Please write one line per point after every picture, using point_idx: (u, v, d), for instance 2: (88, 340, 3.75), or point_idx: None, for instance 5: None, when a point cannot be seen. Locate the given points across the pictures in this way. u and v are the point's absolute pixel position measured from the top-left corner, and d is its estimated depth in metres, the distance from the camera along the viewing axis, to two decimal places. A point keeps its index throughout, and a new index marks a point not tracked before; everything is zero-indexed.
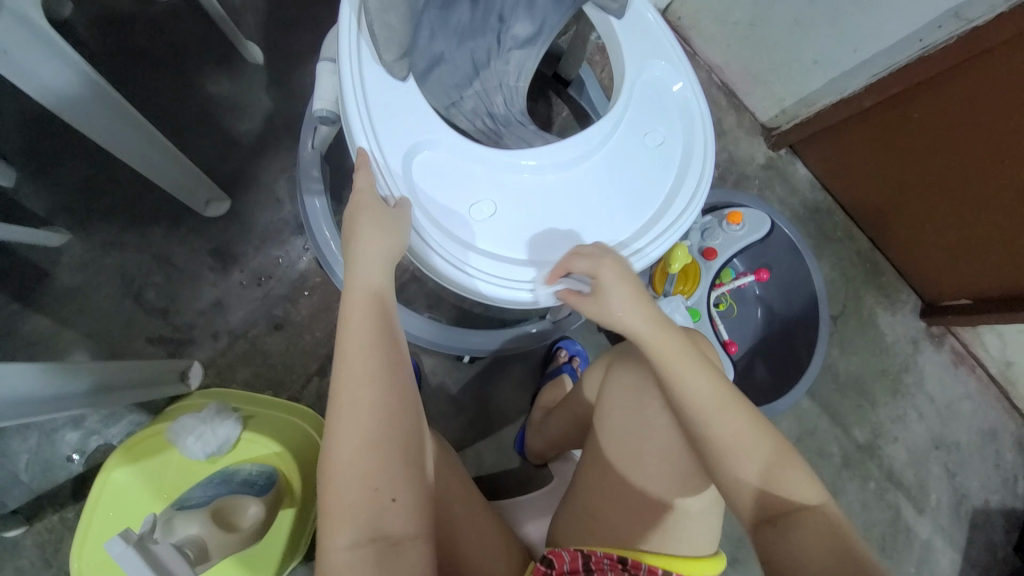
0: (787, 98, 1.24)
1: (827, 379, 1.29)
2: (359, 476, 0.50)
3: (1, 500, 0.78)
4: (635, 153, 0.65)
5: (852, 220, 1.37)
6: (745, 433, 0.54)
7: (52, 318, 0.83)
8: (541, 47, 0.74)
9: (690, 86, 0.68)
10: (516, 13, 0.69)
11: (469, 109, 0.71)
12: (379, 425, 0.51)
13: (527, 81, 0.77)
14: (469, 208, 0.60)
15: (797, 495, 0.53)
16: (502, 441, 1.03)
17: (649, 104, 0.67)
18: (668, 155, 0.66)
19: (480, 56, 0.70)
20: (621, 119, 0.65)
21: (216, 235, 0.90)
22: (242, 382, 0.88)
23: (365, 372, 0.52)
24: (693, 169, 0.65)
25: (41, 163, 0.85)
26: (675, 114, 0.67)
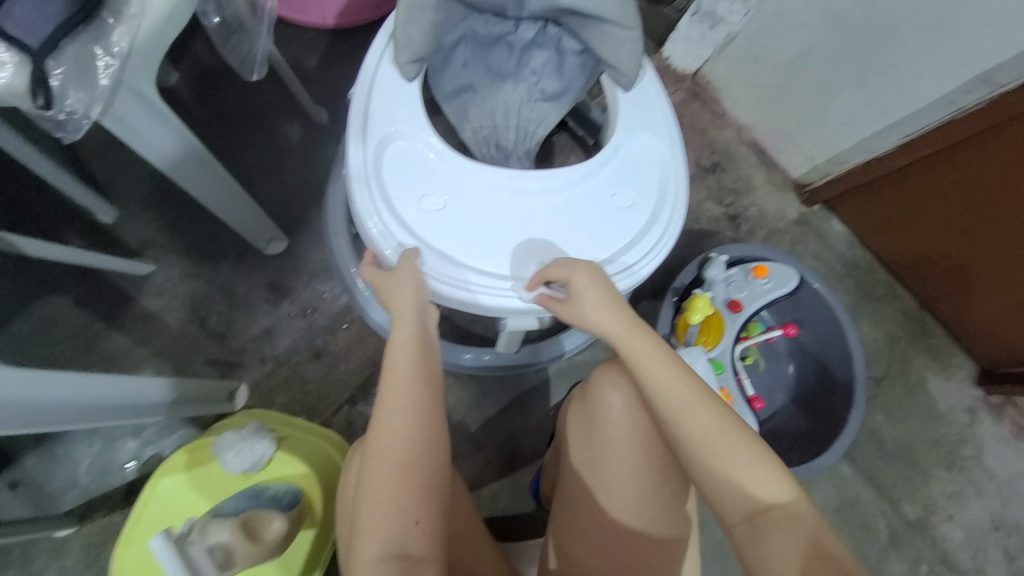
0: (818, 156, 1.26)
1: (870, 445, 1.21)
2: (388, 494, 0.54)
3: (62, 499, 0.87)
4: (595, 204, 0.73)
5: (895, 277, 1.31)
6: (714, 434, 0.56)
7: (129, 337, 0.95)
8: (566, 103, 0.82)
9: (676, 165, 0.75)
10: (547, 71, 0.80)
11: (480, 136, 0.83)
12: (413, 451, 0.56)
13: (548, 130, 0.84)
14: (418, 197, 0.69)
15: (764, 491, 0.54)
16: (518, 483, 1.04)
17: (629, 170, 0.75)
18: (629, 218, 0.72)
19: (512, 103, 0.81)
20: (596, 174, 0.74)
21: (272, 270, 1.01)
22: (281, 405, 0.96)
23: (406, 400, 0.58)
24: (649, 236, 0.72)
25: (139, 204, 1.01)
26: (651, 187, 0.74)
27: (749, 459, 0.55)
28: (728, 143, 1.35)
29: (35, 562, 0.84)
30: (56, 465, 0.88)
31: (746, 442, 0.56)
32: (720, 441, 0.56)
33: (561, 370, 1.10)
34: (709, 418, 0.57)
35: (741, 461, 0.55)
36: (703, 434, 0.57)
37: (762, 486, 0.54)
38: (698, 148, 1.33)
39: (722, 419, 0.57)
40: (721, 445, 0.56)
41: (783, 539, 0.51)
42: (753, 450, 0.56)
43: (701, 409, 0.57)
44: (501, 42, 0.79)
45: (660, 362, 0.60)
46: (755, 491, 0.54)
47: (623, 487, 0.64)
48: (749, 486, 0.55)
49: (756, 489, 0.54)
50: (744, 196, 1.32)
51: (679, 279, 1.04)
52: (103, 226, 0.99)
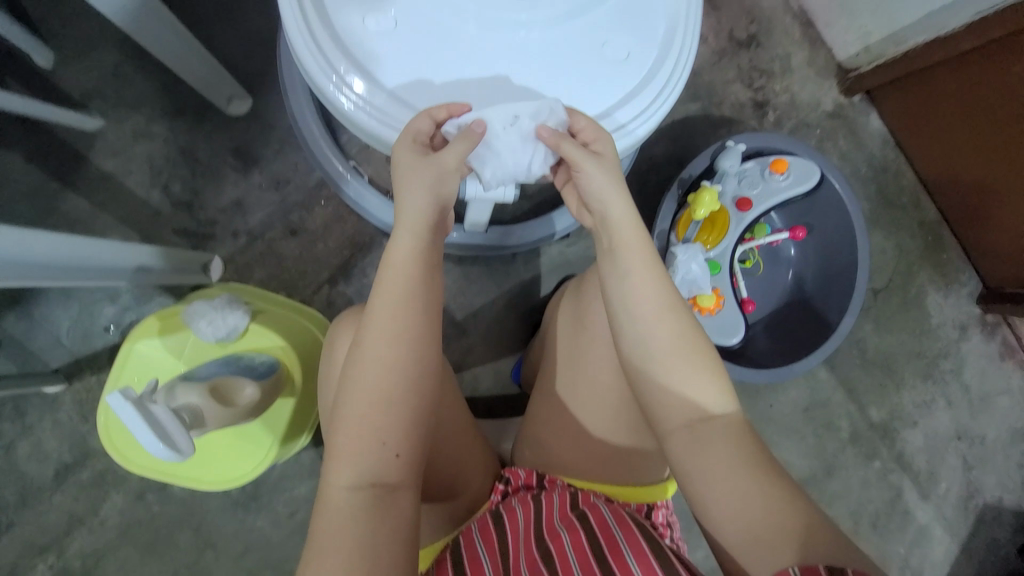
0: (873, 32, 1.08)
1: (852, 354, 1.22)
2: (369, 423, 0.52)
3: (48, 358, 0.88)
4: (581, 53, 0.61)
5: (922, 186, 1.21)
6: (670, 347, 0.57)
7: (88, 200, 0.88)
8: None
9: (688, 13, 0.63)
10: None
11: None
12: (397, 382, 0.53)
13: None
14: (365, 14, 0.57)
15: (706, 403, 0.55)
16: (499, 370, 1.06)
17: (629, 14, 0.62)
18: (620, 74, 0.61)
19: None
20: (589, 13, 0.61)
21: (238, 135, 0.91)
22: (258, 282, 0.93)
23: (391, 332, 0.54)
24: (640, 99, 0.61)
25: (77, 45, 0.87)
26: (652, 39, 0.62)
27: (694, 372, 0.56)
28: (771, 11, 1.14)
29: (31, 413, 0.88)
30: (36, 326, 0.88)
31: (698, 358, 0.57)
32: (682, 352, 0.56)
33: (551, 262, 1.06)
34: (668, 330, 0.57)
35: (689, 374, 0.56)
36: (660, 346, 0.57)
37: (705, 399, 0.55)
38: (734, 16, 1.13)
39: (687, 333, 0.57)
40: (671, 358, 0.56)
41: (719, 450, 0.52)
42: (704, 367, 0.56)
43: (664, 320, 0.57)
44: None
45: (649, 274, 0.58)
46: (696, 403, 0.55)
47: (600, 404, 0.65)
48: (694, 399, 0.55)
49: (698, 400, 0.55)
50: (777, 80, 1.15)
51: (688, 168, 0.94)
52: (38, 69, 0.86)
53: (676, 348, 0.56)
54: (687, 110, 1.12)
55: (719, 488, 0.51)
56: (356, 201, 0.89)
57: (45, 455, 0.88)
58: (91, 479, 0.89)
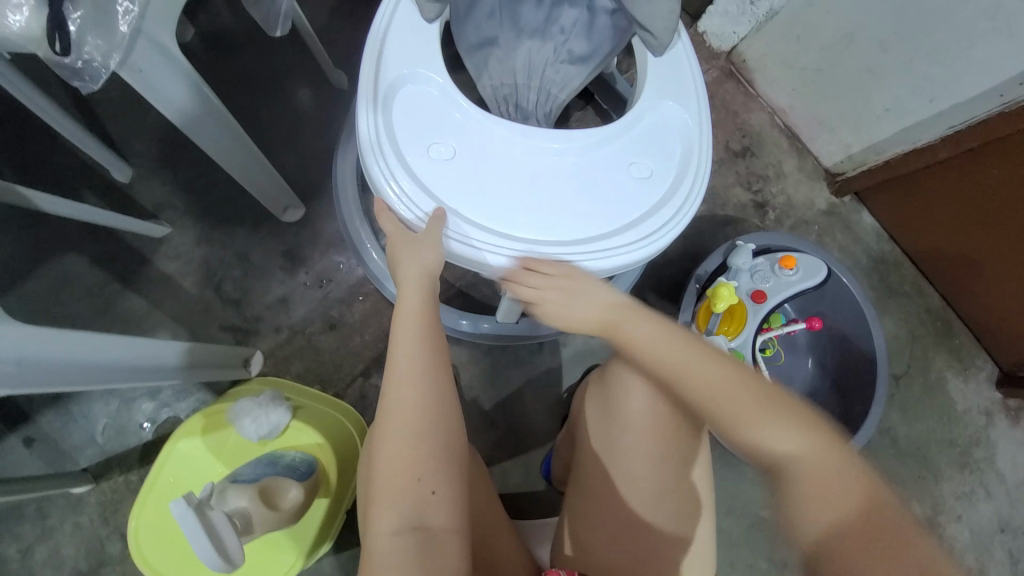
0: (855, 144, 1.20)
1: (884, 444, 1.20)
2: (406, 463, 0.53)
3: (80, 456, 0.88)
4: (611, 171, 0.70)
5: (921, 274, 1.28)
6: (724, 384, 0.54)
7: (144, 299, 0.94)
8: (593, 66, 0.78)
9: (700, 139, 0.72)
10: (576, 30, 0.75)
11: (500, 94, 0.80)
12: (427, 419, 0.54)
13: (571, 95, 0.80)
14: (428, 144, 0.67)
15: (780, 438, 0.49)
16: (527, 463, 1.05)
17: (649, 140, 0.72)
18: (646, 187, 0.70)
19: (536, 61, 0.78)
20: (616, 140, 0.71)
21: (288, 238, 0.99)
22: (294, 375, 0.95)
23: (413, 373, 0.56)
24: (666, 208, 0.69)
25: (153, 164, 0.98)
26: (671, 158, 0.72)
27: (776, 418, 0.50)
28: (761, 126, 1.30)
29: (54, 515, 0.86)
30: (75, 423, 0.89)
31: (754, 386, 0.53)
32: (755, 402, 0.52)
33: (576, 351, 1.09)
34: (717, 372, 0.55)
35: (755, 409, 0.51)
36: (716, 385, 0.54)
37: (792, 448, 0.49)
38: (729, 131, 1.28)
39: (738, 381, 0.54)
40: (727, 393, 0.53)
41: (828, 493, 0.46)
42: (766, 394, 0.52)
43: (721, 385, 0.54)
44: None
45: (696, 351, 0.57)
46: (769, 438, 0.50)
47: (637, 473, 0.64)
48: (766, 438, 0.50)
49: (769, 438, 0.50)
50: (773, 184, 1.27)
51: (702, 266, 1.02)
52: (117, 185, 0.97)
53: (735, 398, 0.52)
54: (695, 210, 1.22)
55: (816, 517, 0.45)
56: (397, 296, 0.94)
57: (60, 562, 0.84)
58: None
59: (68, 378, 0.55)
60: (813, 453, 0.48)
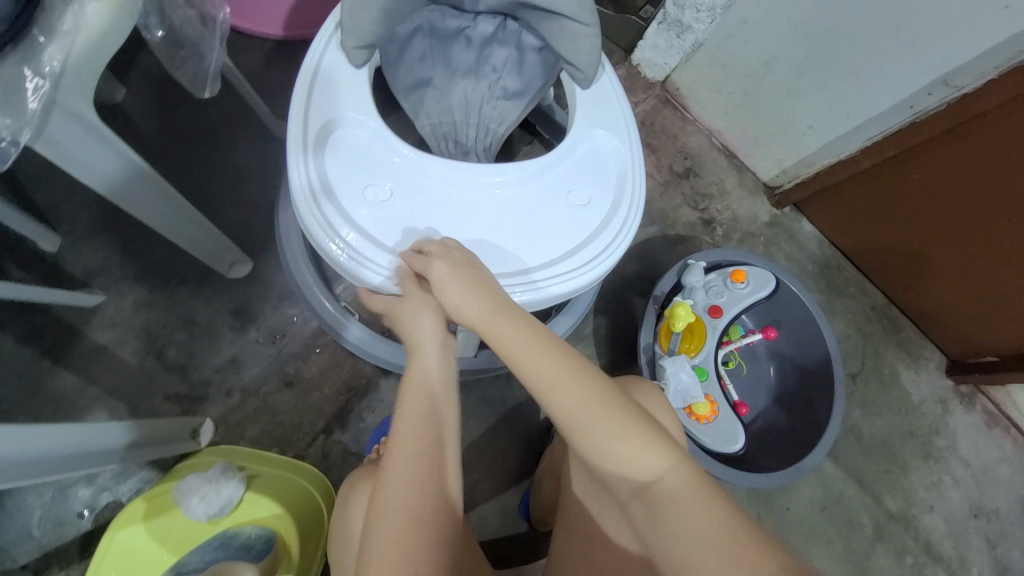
0: (787, 159, 1.28)
1: (851, 442, 1.23)
2: (398, 548, 0.51)
3: (13, 556, 0.79)
4: (550, 201, 0.71)
5: (864, 275, 1.35)
6: (584, 409, 0.53)
7: (79, 375, 0.87)
8: (528, 102, 0.79)
9: (632, 163, 0.74)
10: (507, 68, 0.77)
11: (439, 132, 0.80)
12: (422, 501, 0.54)
13: (509, 129, 0.81)
14: (365, 188, 0.66)
15: (644, 469, 0.53)
16: (506, 504, 1.01)
17: (586, 168, 0.73)
18: (586, 214, 0.71)
19: (472, 98, 0.78)
20: (553, 169, 0.72)
21: (237, 295, 0.95)
22: (250, 440, 0.90)
23: (415, 449, 0.55)
24: (608, 231, 0.70)
25: (86, 230, 0.93)
26: (607, 182, 0.73)
27: (631, 441, 0.53)
28: (700, 148, 1.36)
29: None
30: None
31: (617, 407, 0.54)
32: (596, 412, 0.54)
33: None
34: (576, 395, 0.54)
35: (624, 442, 0.53)
36: (575, 414, 0.53)
37: (644, 471, 0.53)
38: (671, 154, 1.34)
39: (592, 395, 0.54)
40: (588, 424, 0.53)
41: (674, 517, 0.51)
42: (627, 419, 0.54)
43: (566, 392, 0.54)
44: (459, 35, 0.75)
45: (536, 346, 0.55)
46: (636, 473, 0.53)
47: (623, 511, 0.63)
48: (636, 468, 0.53)
49: (632, 468, 0.53)
50: (717, 201, 1.33)
51: (660, 286, 1.03)
52: (44, 255, 0.91)
53: (586, 413, 0.53)
54: (647, 232, 1.26)
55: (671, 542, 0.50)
56: (355, 344, 0.91)
57: None
58: None
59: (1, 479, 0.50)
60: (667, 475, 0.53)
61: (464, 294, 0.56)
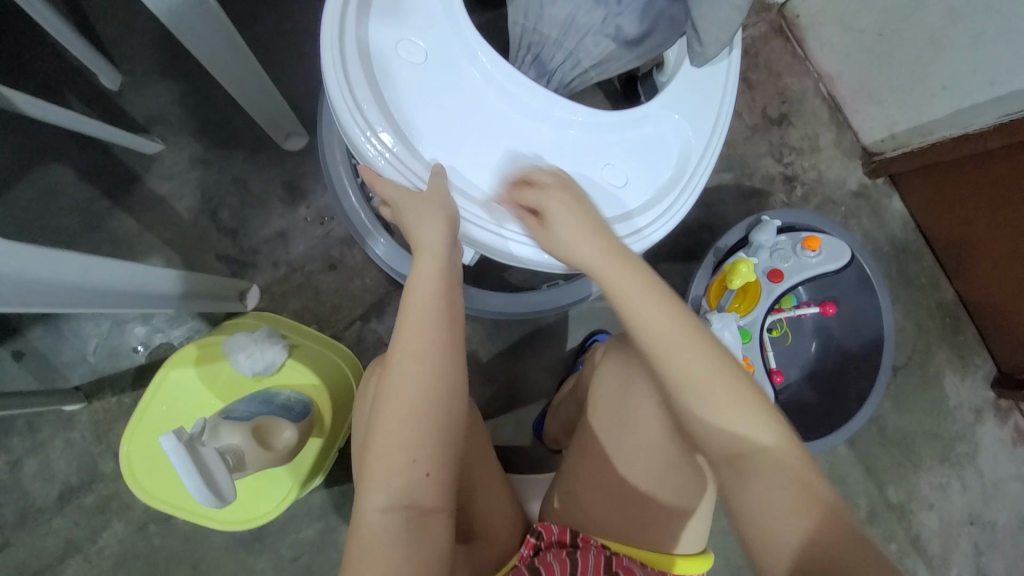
0: (900, 123, 1.13)
1: (871, 431, 1.21)
2: (400, 440, 0.52)
3: (75, 373, 0.86)
4: (590, 165, 0.63)
5: (941, 267, 1.24)
6: (694, 367, 0.50)
7: (137, 220, 0.89)
8: (639, 55, 0.66)
9: (697, 167, 0.64)
10: (631, 5, 0.62)
11: (527, 49, 0.69)
12: (427, 398, 0.53)
13: (600, 75, 0.68)
14: (402, 64, 0.60)
15: (755, 434, 0.49)
16: (520, 419, 1.05)
17: (648, 150, 0.64)
18: (624, 195, 0.63)
19: (579, 19, 0.64)
20: (611, 126, 0.62)
21: (290, 169, 0.93)
22: (291, 313, 0.93)
23: (420, 347, 0.54)
24: (641, 221, 0.62)
25: (145, 72, 0.90)
26: (664, 172, 0.64)
27: (738, 406, 0.49)
28: (803, 93, 1.20)
29: (45, 431, 0.85)
30: (64, 341, 0.87)
31: (738, 377, 0.50)
32: (707, 373, 0.50)
33: (580, 314, 1.07)
34: (691, 351, 0.51)
35: (722, 398, 0.49)
36: (685, 368, 0.50)
37: (751, 435, 0.49)
38: (768, 95, 1.19)
39: (706, 352, 0.51)
40: (694, 380, 0.50)
41: (768, 487, 0.47)
42: (744, 382, 0.50)
43: (686, 347, 0.51)
44: None
45: (655, 297, 0.53)
46: (736, 431, 0.49)
47: (643, 451, 0.64)
48: (742, 430, 0.49)
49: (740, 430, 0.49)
50: (805, 158, 1.20)
51: (724, 238, 0.98)
52: (105, 91, 0.89)
53: (704, 369, 0.50)
54: (719, 179, 1.16)
55: (763, 522, 0.46)
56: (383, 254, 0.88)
57: (51, 475, 0.85)
58: (95, 505, 0.86)
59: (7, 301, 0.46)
60: (775, 441, 0.48)
61: (582, 236, 0.55)
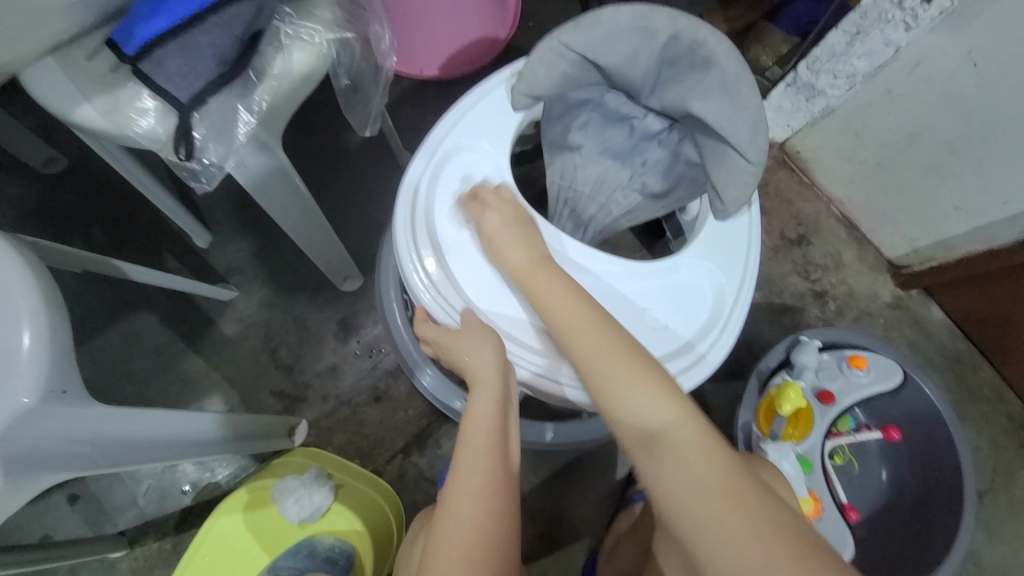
0: (920, 239, 1.16)
1: (974, 575, 1.04)
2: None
3: (123, 516, 0.87)
4: (623, 309, 0.67)
5: (1005, 379, 1.17)
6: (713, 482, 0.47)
7: (205, 360, 0.97)
8: (665, 205, 0.75)
9: (733, 308, 0.68)
10: (654, 168, 0.74)
11: (563, 203, 0.79)
12: (484, 536, 0.54)
13: (628, 221, 0.78)
14: (459, 217, 0.68)
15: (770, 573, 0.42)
16: (567, 562, 0.97)
17: (682, 296, 0.68)
18: (658, 337, 0.66)
19: (609, 179, 0.75)
20: (644, 274, 0.68)
21: (344, 308, 1.02)
22: (336, 447, 0.95)
23: (479, 477, 0.57)
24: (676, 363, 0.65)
25: (230, 231, 1.04)
26: (699, 317, 0.68)
27: (756, 533, 0.44)
28: (816, 215, 1.28)
29: None
30: (118, 483, 0.89)
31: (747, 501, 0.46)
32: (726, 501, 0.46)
33: None
34: (700, 468, 0.48)
35: (735, 526, 0.44)
36: (684, 443, 0.50)
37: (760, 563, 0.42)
38: (783, 219, 1.27)
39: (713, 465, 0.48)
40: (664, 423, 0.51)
41: None
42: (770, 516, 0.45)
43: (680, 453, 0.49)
44: (626, 123, 0.73)
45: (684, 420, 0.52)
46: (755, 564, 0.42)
47: None
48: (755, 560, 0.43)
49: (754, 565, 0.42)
50: (831, 273, 1.23)
51: (764, 361, 0.96)
52: (195, 249, 1.03)
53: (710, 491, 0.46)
54: (749, 297, 1.19)
55: None
56: (429, 386, 0.91)
57: None
58: None
59: (49, 470, 0.45)
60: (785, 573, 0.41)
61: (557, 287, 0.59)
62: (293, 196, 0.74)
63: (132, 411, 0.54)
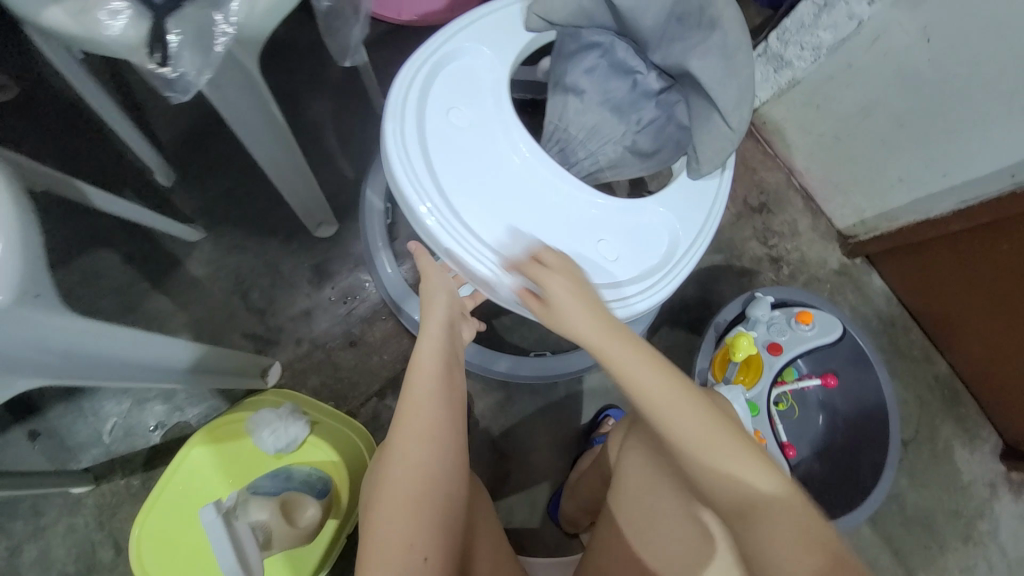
0: (868, 210, 1.25)
1: (891, 509, 1.18)
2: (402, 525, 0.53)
3: (88, 453, 0.86)
4: (578, 239, 0.70)
5: (930, 341, 1.30)
6: (661, 386, 0.54)
7: (172, 301, 0.95)
8: (651, 165, 0.77)
9: (684, 256, 0.72)
10: (648, 128, 0.74)
11: (555, 146, 0.80)
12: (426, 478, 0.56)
13: (614, 175, 0.79)
14: (445, 124, 0.69)
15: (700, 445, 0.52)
16: (535, 498, 1.03)
17: (638, 237, 0.72)
18: (610, 267, 0.69)
19: (602, 128, 0.76)
20: (606, 208, 0.71)
21: (319, 253, 1.01)
22: (310, 389, 0.95)
23: (423, 419, 0.58)
24: (625, 293, 0.69)
25: (197, 170, 1.01)
26: (653, 261, 0.71)
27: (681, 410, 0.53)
28: (777, 185, 1.35)
29: (44, 517, 0.84)
30: (81, 421, 0.87)
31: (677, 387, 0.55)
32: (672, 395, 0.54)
33: (589, 388, 1.09)
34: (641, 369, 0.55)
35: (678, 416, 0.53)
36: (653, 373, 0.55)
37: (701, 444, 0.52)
38: (747, 187, 1.33)
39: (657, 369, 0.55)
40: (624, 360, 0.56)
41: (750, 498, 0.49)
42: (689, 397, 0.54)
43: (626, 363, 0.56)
44: (630, 76, 0.74)
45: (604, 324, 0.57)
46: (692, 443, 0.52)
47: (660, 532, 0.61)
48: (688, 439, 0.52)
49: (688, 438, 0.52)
50: (788, 240, 1.31)
51: (721, 314, 1.04)
52: (159, 187, 0.99)
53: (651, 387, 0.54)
54: (711, 259, 1.26)
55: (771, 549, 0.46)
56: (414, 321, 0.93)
57: (47, 565, 0.83)
58: None
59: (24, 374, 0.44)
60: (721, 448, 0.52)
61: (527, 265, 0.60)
62: (270, 128, 0.73)
63: (106, 327, 0.53)
